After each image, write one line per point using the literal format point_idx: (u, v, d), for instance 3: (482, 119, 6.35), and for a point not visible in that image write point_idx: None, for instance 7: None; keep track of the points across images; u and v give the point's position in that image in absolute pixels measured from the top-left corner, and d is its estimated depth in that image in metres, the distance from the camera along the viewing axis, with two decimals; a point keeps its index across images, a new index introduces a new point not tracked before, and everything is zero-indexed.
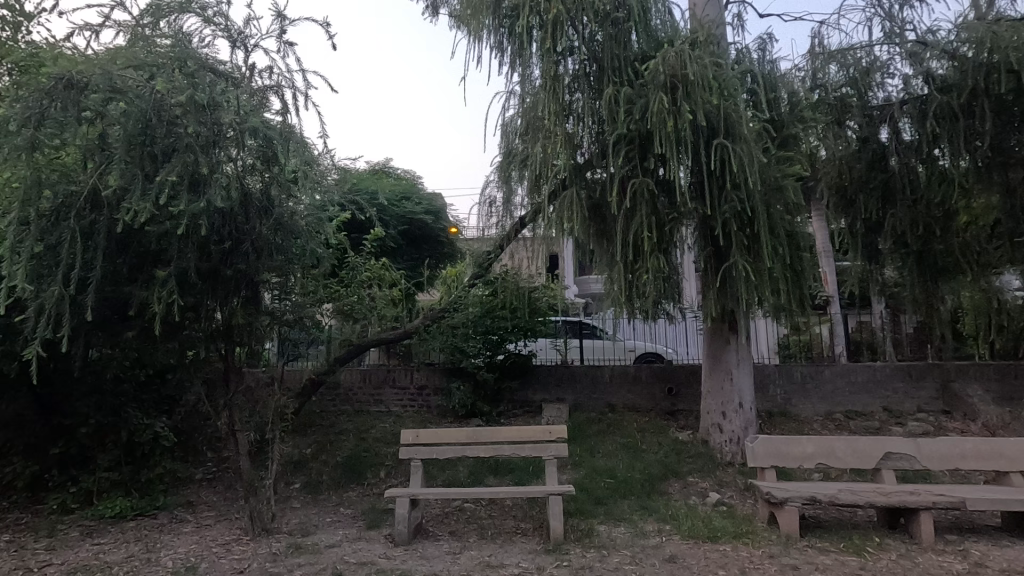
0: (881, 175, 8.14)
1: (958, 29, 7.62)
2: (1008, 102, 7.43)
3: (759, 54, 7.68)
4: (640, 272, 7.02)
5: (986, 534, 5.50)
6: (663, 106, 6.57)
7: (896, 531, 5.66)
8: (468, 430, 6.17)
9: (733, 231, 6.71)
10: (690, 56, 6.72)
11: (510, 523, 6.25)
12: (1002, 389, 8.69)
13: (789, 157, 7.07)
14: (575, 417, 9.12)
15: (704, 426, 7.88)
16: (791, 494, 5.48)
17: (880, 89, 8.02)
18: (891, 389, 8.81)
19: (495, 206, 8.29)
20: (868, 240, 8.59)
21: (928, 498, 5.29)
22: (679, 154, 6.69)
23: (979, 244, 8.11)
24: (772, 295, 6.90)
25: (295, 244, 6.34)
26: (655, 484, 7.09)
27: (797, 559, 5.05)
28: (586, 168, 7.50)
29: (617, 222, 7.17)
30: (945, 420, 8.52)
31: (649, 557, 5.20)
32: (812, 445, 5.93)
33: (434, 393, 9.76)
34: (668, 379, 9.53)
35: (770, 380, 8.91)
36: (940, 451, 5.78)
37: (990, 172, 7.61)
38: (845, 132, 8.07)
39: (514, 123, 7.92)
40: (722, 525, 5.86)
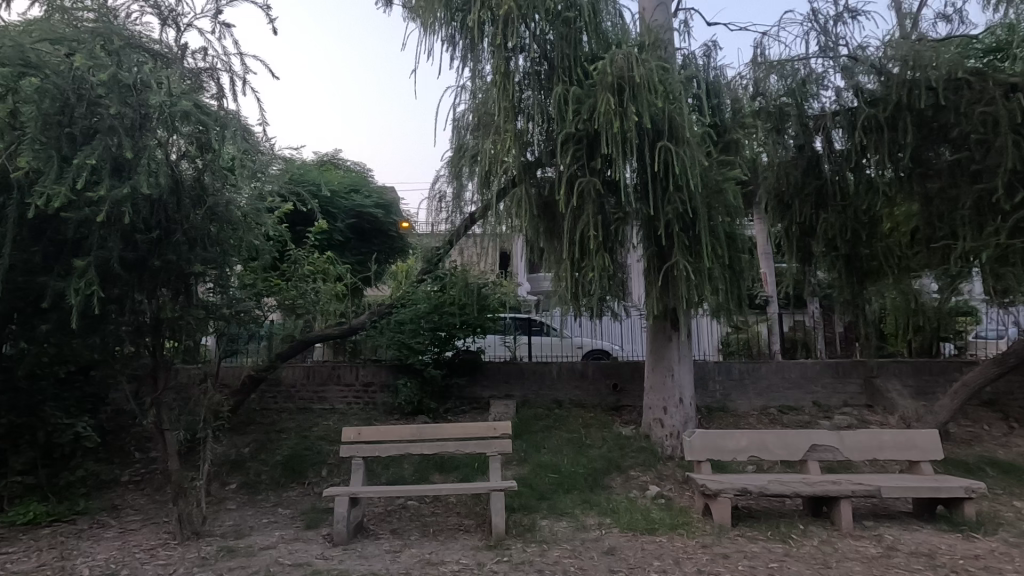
0: (815, 182, 8.57)
1: (885, 46, 8.10)
2: (928, 116, 7.97)
3: (704, 60, 7.93)
4: (587, 270, 7.12)
5: (899, 519, 5.90)
6: (610, 107, 6.69)
7: (819, 518, 5.99)
8: (413, 427, 6.11)
9: (676, 231, 6.90)
10: (636, 58, 6.83)
11: (454, 520, 6.23)
12: (918, 384, 9.30)
13: (730, 162, 7.35)
14: (522, 413, 9.16)
15: (647, 421, 8.09)
16: (724, 486, 5.70)
17: (816, 99, 8.40)
18: (820, 384, 9.30)
19: (445, 201, 8.23)
20: (802, 243, 9.03)
21: (848, 487, 5.61)
22: (625, 154, 6.85)
23: (900, 250, 8.65)
24: (712, 294, 7.12)
25: (232, 236, 6.02)
26: (598, 478, 7.21)
27: (728, 547, 5.26)
28: (535, 166, 7.54)
29: (565, 220, 7.28)
30: (868, 414, 9.05)
31: (588, 550, 5.29)
32: (746, 438, 6.17)
33: (380, 390, 9.59)
34: (614, 375, 9.70)
35: (709, 376, 9.26)
36: (860, 442, 6.15)
37: (910, 182, 8.16)
38: (782, 140, 8.46)
39: (466, 118, 7.91)
40: (660, 517, 6.04)
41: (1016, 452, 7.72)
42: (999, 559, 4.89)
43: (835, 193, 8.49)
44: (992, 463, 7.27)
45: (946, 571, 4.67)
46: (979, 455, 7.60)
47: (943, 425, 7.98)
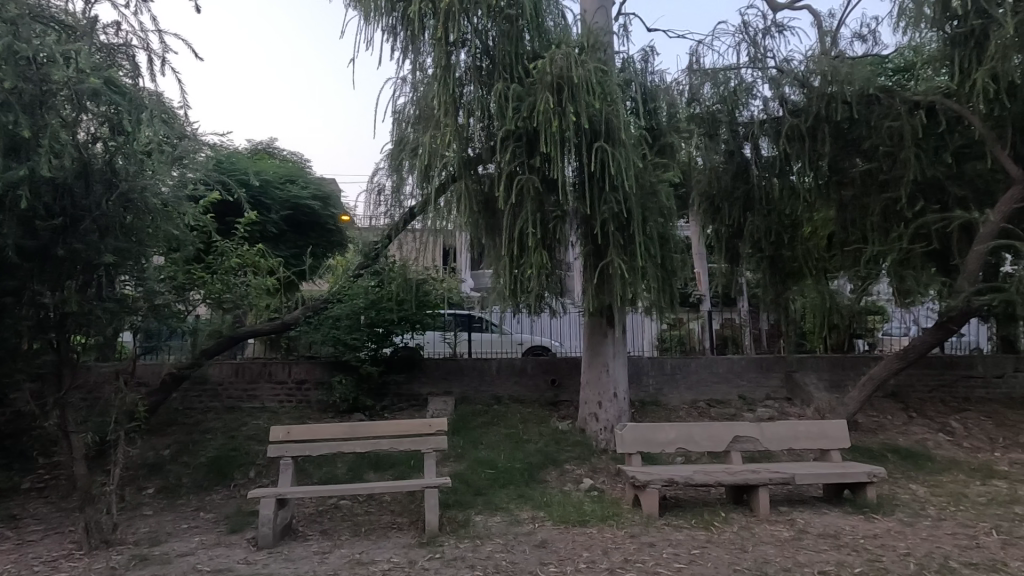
0: (743, 186, 9.00)
1: (807, 61, 8.60)
2: (844, 129, 8.54)
3: (642, 65, 8.15)
4: (525, 267, 7.18)
5: (810, 504, 6.31)
6: (549, 107, 6.76)
7: (739, 505, 6.32)
8: (346, 425, 5.95)
9: (611, 231, 7.07)
10: (575, 59, 6.91)
11: (387, 518, 6.14)
12: (833, 377, 9.92)
13: (664, 164, 7.59)
14: (461, 410, 9.12)
15: (582, 415, 8.27)
16: (653, 477, 5.90)
17: (746, 108, 8.84)
18: (745, 379, 9.79)
19: (384, 195, 8.15)
20: (731, 245, 9.47)
21: (765, 475, 5.95)
22: (564, 154, 6.96)
23: (818, 253, 9.23)
24: (645, 292, 7.34)
25: (150, 226, 5.60)
26: (534, 473, 7.30)
27: (654, 537, 5.45)
28: (476, 162, 7.53)
29: (504, 217, 7.30)
30: (787, 406, 9.60)
31: (521, 543, 5.36)
32: (674, 431, 6.41)
33: (314, 387, 9.29)
34: (552, 371, 9.81)
35: (643, 372, 9.59)
36: (778, 433, 6.52)
37: (826, 190, 8.75)
38: (714, 146, 8.84)
39: (407, 111, 7.82)
40: (591, 509, 6.19)
41: (914, 439, 8.40)
42: (894, 538, 5.32)
43: (762, 198, 8.95)
44: (893, 450, 7.90)
45: (848, 550, 5.03)
46: (882, 442, 8.23)
47: (852, 415, 8.58)
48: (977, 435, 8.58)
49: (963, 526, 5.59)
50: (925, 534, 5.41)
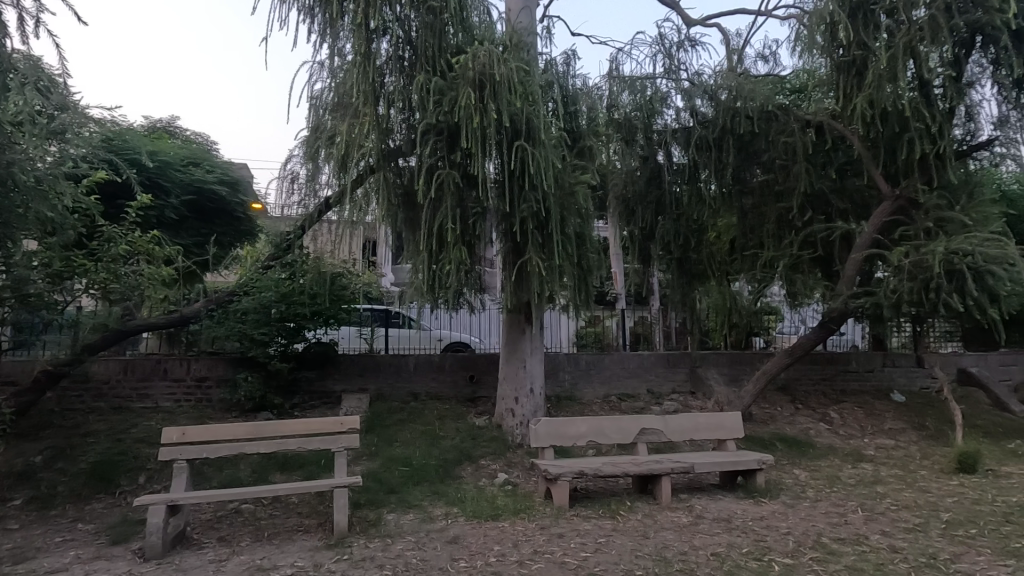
0: (656, 192, 9.53)
1: (715, 75, 9.17)
2: (746, 142, 9.20)
3: (564, 68, 8.33)
4: (443, 263, 7.14)
5: (708, 491, 6.76)
6: (471, 102, 6.75)
7: (644, 494, 6.65)
8: (249, 425, 5.58)
9: (530, 229, 7.13)
10: (498, 57, 6.92)
11: (293, 521, 5.88)
12: (733, 372, 10.60)
13: (582, 166, 7.76)
14: (376, 407, 8.90)
15: (499, 411, 8.35)
16: (564, 471, 6.07)
17: (661, 117, 9.31)
18: (654, 374, 10.29)
19: (298, 183, 8.01)
20: (644, 246, 9.93)
21: (668, 466, 6.29)
22: (485, 151, 6.95)
23: (721, 258, 9.91)
24: (562, 289, 7.48)
25: (18, 206, 5.07)
26: (449, 469, 7.26)
27: (563, 527, 5.62)
28: (396, 154, 7.39)
29: (423, 211, 7.22)
30: (691, 399, 10.18)
31: (433, 540, 5.33)
32: (585, 425, 6.61)
33: (217, 385, 8.72)
34: (470, 367, 9.71)
35: (559, 367, 9.83)
36: (681, 425, 6.92)
37: (729, 198, 9.42)
38: (630, 152, 9.33)
39: (325, 97, 7.60)
40: (504, 503, 6.27)
41: (799, 428, 9.23)
42: (777, 519, 5.83)
43: (671, 203, 9.51)
44: (781, 439, 8.63)
45: (737, 532, 5.45)
46: (772, 432, 8.97)
47: (747, 407, 9.28)
48: (851, 424, 9.57)
49: (835, 505, 6.22)
50: (804, 514, 5.96)
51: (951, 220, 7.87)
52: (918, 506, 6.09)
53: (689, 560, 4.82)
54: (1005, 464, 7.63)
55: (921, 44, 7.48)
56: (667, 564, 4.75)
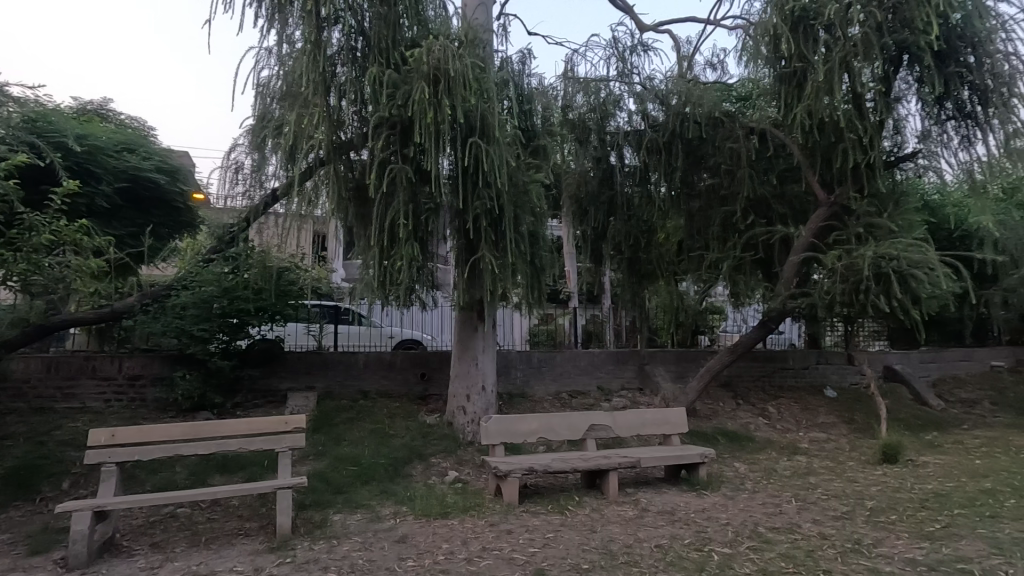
0: (608, 193, 9.80)
1: (666, 81, 9.42)
2: (694, 147, 9.52)
3: (520, 66, 8.35)
4: (395, 258, 7.04)
5: (653, 485, 6.95)
6: (425, 97, 6.66)
7: (592, 489, 6.77)
8: (187, 425, 5.32)
9: (483, 226, 7.10)
10: (453, 52, 6.84)
11: (232, 525, 5.66)
12: (679, 369, 10.91)
13: (536, 165, 7.79)
14: (323, 405, 8.67)
15: (451, 408, 8.32)
16: (513, 467, 6.11)
17: (614, 119, 9.54)
18: (604, 371, 10.47)
19: (243, 173, 7.74)
20: (595, 246, 10.27)
21: (615, 460, 6.43)
22: (438, 146, 6.86)
23: (668, 259, 10.23)
24: (514, 287, 7.49)
25: None
26: (398, 468, 7.16)
27: (513, 524, 5.66)
28: (347, 147, 7.24)
29: (375, 205, 7.09)
30: (638, 395, 10.42)
31: (380, 540, 5.25)
32: (536, 421, 6.68)
33: (151, 384, 8.29)
34: (422, 364, 9.55)
35: (511, 364, 9.87)
36: (629, 421, 7.07)
37: (677, 201, 9.74)
38: (584, 152, 9.55)
39: (272, 85, 7.36)
40: (454, 501, 6.25)
41: (739, 423, 9.63)
42: (718, 510, 6.06)
43: (623, 204, 9.76)
44: (723, 434, 8.98)
45: (680, 523, 5.64)
46: (715, 427, 9.31)
47: (692, 403, 9.60)
48: (787, 418, 10.07)
49: (771, 496, 6.53)
50: (743, 505, 6.23)
51: (879, 226, 8.36)
52: (845, 495, 6.47)
53: (634, 552, 4.94)
54: (923, 454, 8.22)
55: (855, 59, 7.90)
56: (613, 557, 4.85)
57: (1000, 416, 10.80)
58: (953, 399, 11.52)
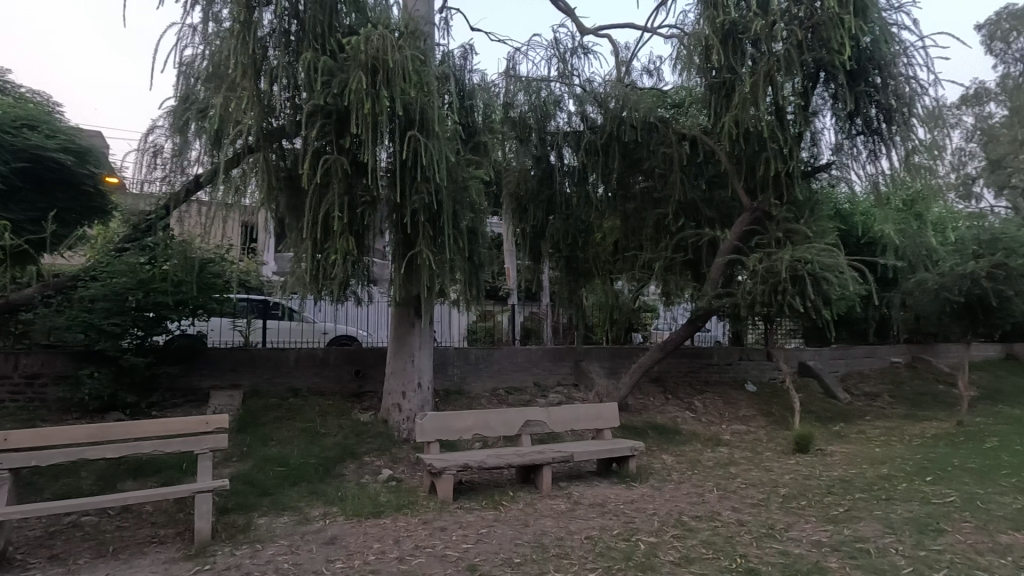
0: (547, 191, 9.96)
1: (604, 84, 9.65)
2: (631, 150, 9.80)
3: (461, 62, 8.30)
4: (329, 252, 6.82)
5: (586, 479, 7.11)
6: (362, 86, 6.47)
7: (527, 485, 6.85)
8: (93, 427, 4.91)
9: (421, 221, 6.97)
10: (392, 43, 6.68)
11: (145, 532, 5.30)
12: (613, 365, 11.20)
13: (476, 161, 7.74)
14: (249, 404, 8.27)
15: (385, 406, 8.16)
16: (448, 464, 6.07)
17: (554, 119, 9.71)
18: (541, 367, 10.59)
19: (162, 158, 7.41)
20: (534, 243, 10.36)
21: (549, 455, 6.53)
22: (376, 137, 6.69)
23: (604, 259, 10.49)
24: (452, 284, 7.42)
25: None
26: (328, 467, 6.94)
27: (446, 521, 5.63)
28: (279, 135, 6.93)
29: (308, 196, 6.84)
30: (573, 391, 10.59)
31: (308, 542, 5.08)
32: (472, 418, 6.67)
33: (54, 382, 7.62)
34: (356, 361, 9.28)
35: (448, 361, 9.82)
36: (563, 416, 7.21)
37: (613, 202, 10.02)
38: (524, 150, 9.67)
39: (196, 65, 6.97)
40: (387, 499, 6.14)
41: (668, 417, 10.04)
42: (646, 501, 6.30)
43: (562, 203, 9.96)
44: (652, 427, 9.33)
45: (610, 515, 5.81)
46: (645, 421, 9.66)
47: (624, 398, 9.92)
48: (712, 411, 10.60)
49: (695, 487, 6.85)
50: (668, 496, 6.50)
51: (797, 232, 8.93)
52: (762, 484, 6.89)
53: (565, 544, 5.05)
54: (830, 444, 8.89)
55: (778, 74, 8.39)
56: (544, 550, 4.93)
57: (897, 407, 11.84)
58: (858, 393, 12.51)
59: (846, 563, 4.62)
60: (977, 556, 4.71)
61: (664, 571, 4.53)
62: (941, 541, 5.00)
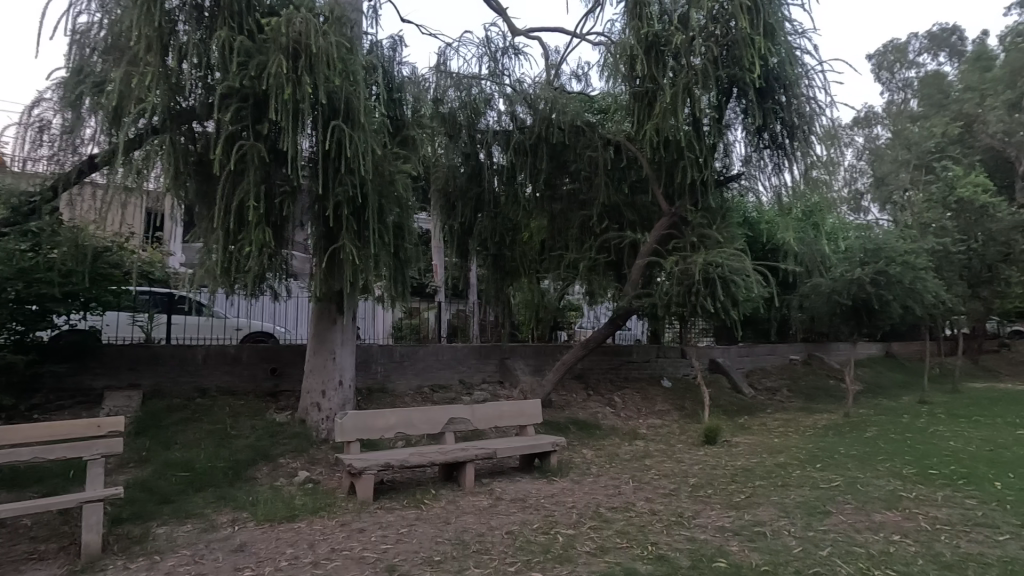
0: (476, 189, 9.98)
1: (534, 86, 9.77)
2: (558, 153, 10.01)
3: (390, 53, 8.12)
4: (243, 244, 6.45)
5: (509, 475, 7.19)
6: (282, 71, 6.15)
7: (449, 482, 6.82)
8: None
9: (344, 214, 6.72)
10: (316, 27, 6.39)
11: (22, 548, 4.78)
12: (538, 363, 11.39)
13: (404, 155, 7.58)
14: (150, 405, 7.66)
15: (303, 405, 7.84)
16: (369, 464, 5.93)
17: (484, 118, 9.75)
18: (467, 365, 10.58)
19: (50, 134, 6.80)
20: (461, 241, 10.38)
21: (472, 452, 6.54)
22: (297, 125, 6.40)
23: (531, 258, 10.64)
24: (377, 280, 7.23)
25: None
26: (239, 471, 6.56)
27: (365, 522, 5.50)
28: (188, 116, 6.49)
29: (220, 184, 6.45)
30: (499, 388, 10.64)
31: (213, 551, 4.79)
32: (395, 417, 6.54)
33: None
34: (272, 359, 8.83)
35: (372, 358, 9.58)
36: (486, 413, 7.24)
37: (541, 202, 10.20)
38: (454, 147, 9.68)
39: (93, 35, 6.41)
40: (302, 502, 5.91)
41: (589, 412, 10.36)
42: (566, 495, 6.47)
43: (490, 201, 10.02)
44: (574, 423, 9.59)
45: (530, 510, 5.92)
46: (567, 417, 9.91)
47: (547, 395, 10.13)
48: (630, 407, 11.05)
49: (613, 479, 7.12)
50: (587, 489, 6.72)
51: (709, 237, 9.48)
52: (674, 475, 7.28)
53: (486, 540, 5.08)
54: (736, 435, 9.53)
55: (696, 87, 8.84)
56: (464, 547, 4.94)
57: (794, 401, 12.89)
58: (761, 387, 13.50)
59: (745, 546, 4.97)
60: (856, 533, 5.22)
61: (580, 561, 4.68)
62: (826, 522, 5.51)
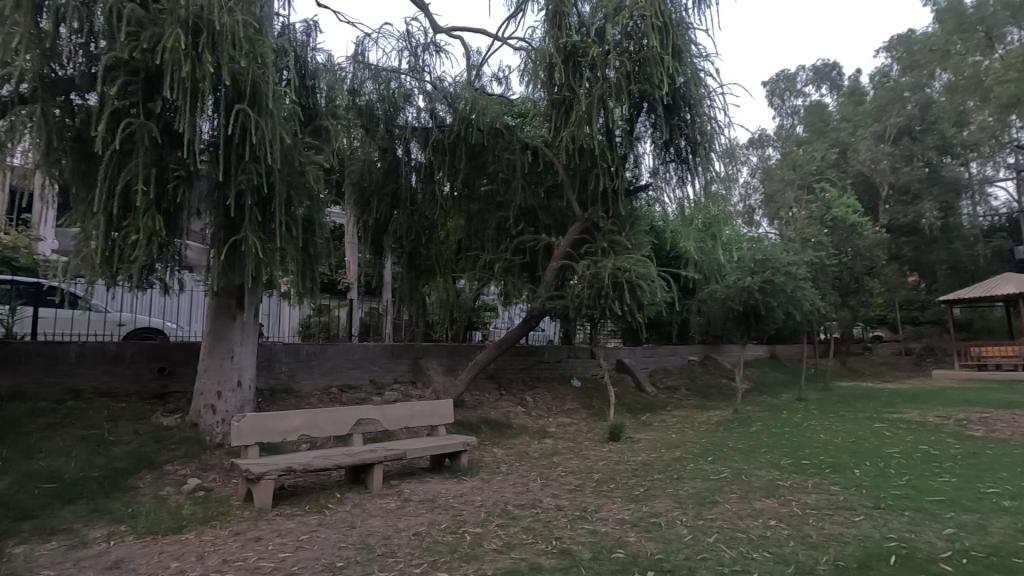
0: (392, 185, 9.80)
1: (455, 85, 9.73)
2: (477, 153, 10.05)
3: (304, 38, 7.77)
4: (128, 231, 5.89)
5: (418, 476, 7.11)
6: (180, 46, 5.67)
7: (356, 486, 6.62)
8: None
9: (247, 204, 6.30)
10: (221, 2, 5.95)
11: None
12: (451, 362, 11.36)
13: (316, 146, 7.25)
14: (8, 409, 6.77)
15: (196, 408, 7.28)
16: (268, 469, 5.61)
17: (402, 113, 9.59)
18: (378, 364, 10.32)
19: None
20: (376, 237, 10.17)
21: (381, 454, 6.39)
22: (196, 106, 5.92)
23: (448, 257, 10.59)
24: (282, 275, 6.86)
25: None
26: (117, 481, 5.96)
27: (262, 530, 5.21)
28: (66, 87, 5.84)
29: (103, 164, 5.86)
30: (411, 388, 10.49)
31: (83, 570, 4.33)
32: (298, 419, 6.24)
33: None
34: (160, 357, 8.12)
35: (275, 357, 9.09)
36: (396, 414, 7.10)
37: (458, 201, 10.23)
38: (370, 140, 9.47)
39: None
40: (191, 512, 5.48)
41: (501, 412, 10.48)
42: (475, 494, 6.51)
43: (406, 198, 9.86)
44: (486, 422, 9.66)
45: (439, 510, 5.89)
46: (479, 416, 9.97)
47: (460, 395, 10.12)
48: (541, 406, 11.31)
49: (521, 477, 7.26)
50: (496, 487, 6.80)
51: (619, 243, 9.92)
52: (579, 471, 7.55)
53: (391, 543, 4.99)
54: (638, 432, 10.06)
55: (610, 99, 9.20)
56: (369, 551, 4.82)
57: (691, 399, 13.82)
58: (662, 386, 14.33)
59: (642, 536, 5.27)
60: (739, 520, 5.70)
61: (486, 559, 4.72)
62: (714, 510, 5.97)
